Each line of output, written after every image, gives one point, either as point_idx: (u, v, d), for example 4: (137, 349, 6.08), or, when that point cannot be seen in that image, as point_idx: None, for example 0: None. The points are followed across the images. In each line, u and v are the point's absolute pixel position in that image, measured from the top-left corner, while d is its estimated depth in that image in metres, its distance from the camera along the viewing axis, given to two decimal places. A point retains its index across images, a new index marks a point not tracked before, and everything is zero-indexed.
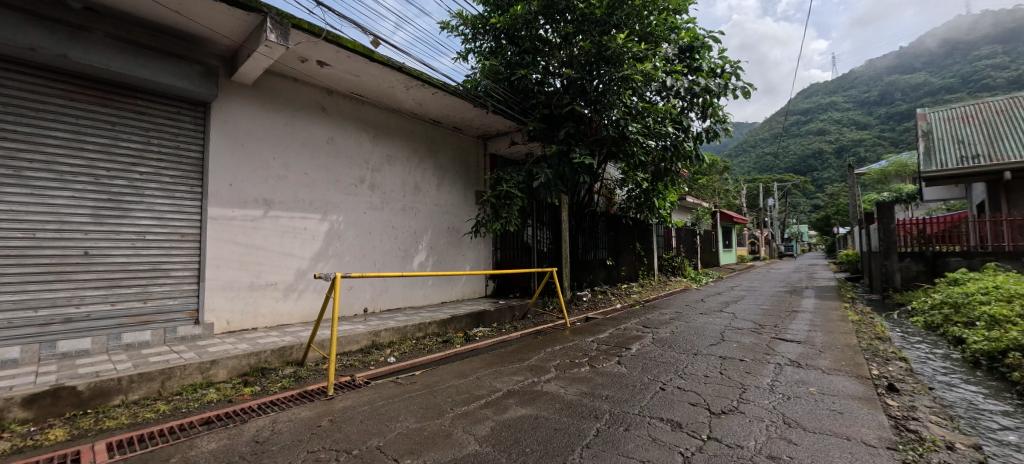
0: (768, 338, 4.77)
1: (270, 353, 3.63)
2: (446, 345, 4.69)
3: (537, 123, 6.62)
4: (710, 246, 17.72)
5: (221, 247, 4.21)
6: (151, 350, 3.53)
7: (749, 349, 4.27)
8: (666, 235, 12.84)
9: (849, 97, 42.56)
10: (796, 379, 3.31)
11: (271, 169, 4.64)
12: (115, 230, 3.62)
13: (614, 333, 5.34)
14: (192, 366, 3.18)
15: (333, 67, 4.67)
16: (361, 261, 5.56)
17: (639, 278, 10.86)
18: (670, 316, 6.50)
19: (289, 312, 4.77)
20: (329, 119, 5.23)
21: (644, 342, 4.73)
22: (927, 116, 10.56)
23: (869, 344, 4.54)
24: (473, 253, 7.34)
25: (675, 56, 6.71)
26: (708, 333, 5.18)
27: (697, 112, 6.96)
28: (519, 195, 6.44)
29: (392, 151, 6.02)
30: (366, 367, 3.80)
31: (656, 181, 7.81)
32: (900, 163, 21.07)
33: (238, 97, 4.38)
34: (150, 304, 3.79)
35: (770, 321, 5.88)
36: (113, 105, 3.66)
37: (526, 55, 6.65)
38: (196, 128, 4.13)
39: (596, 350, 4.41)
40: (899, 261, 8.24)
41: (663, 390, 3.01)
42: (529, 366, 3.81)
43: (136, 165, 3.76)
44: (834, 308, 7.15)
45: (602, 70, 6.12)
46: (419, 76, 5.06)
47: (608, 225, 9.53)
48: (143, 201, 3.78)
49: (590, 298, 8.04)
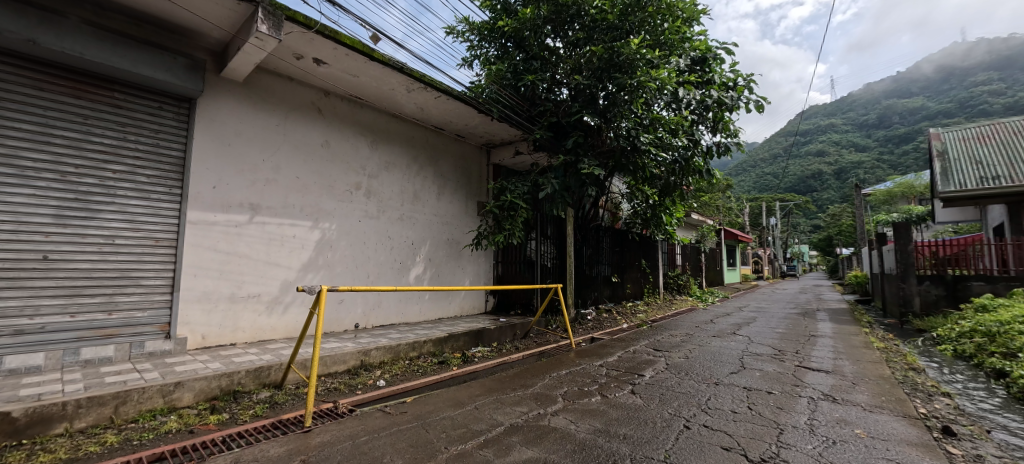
0: (793, 366, 4.40)
1: (245, 374, 3.25)
2: (442, 367, 4.30)
3: (544, 131, 6.34)
4: (714, 265, 17.37)
5: (200, 254, 3.87)
6: (112, 368, 3.15)
7: (774, 379, 3.89)
8: (671, 252, 12.49)
9: (850, 119, 42.79)
10: (837, 419, 2.93)
11: (259, 171, 4.32)
12: (81, 234, 3.28)
13: (624, 356, 4.95)
14: (152, 389, 2.80)
15: (330, 66, 4.41)
16: (354, 273, 5.20)
17: (644, 296, 10.46)
18: (681, 338, 6.11)
19: (272, 327, 4.39)
20: (325, 121, 4.95)
21: (658, 368, 4.35)
22: (941, 137, 10.35)
23: (904, 376, 4.16)
24: (472, 266, 6.98)
25: (687, 67, 6.48)
26: (725, 358, 4.80)
27: (708, 125, 6.75)
28: (523, 206, 6.13)
29: (391, 157, 5.73)
30: (352, 391, 3.41)
31: (665, 196, 7.53)
32: (906, 184, 20.90)
33: (226, 93, 4.09)
34: (115, 317, 3.43)
35: (789, 347, 5.49)
36: (87, 97, 3.36)
37: (534, 61, 6.44)
38: (179, 125, 3.83)
39: (606, 377, 4.03)
40: (917, 284, 7.81)
41: (689, 430, 2.63)
42: (534, 394, 3.42)
43: (109, 162, 3.44)
44: (854, 333, 6.77)
45: (613, 77, 5.86)
46: (422, 78, 4.79)
47: (613, 240, 9.21)
48: (115, 202, 3.45)
49: (595, 317, 7.64)
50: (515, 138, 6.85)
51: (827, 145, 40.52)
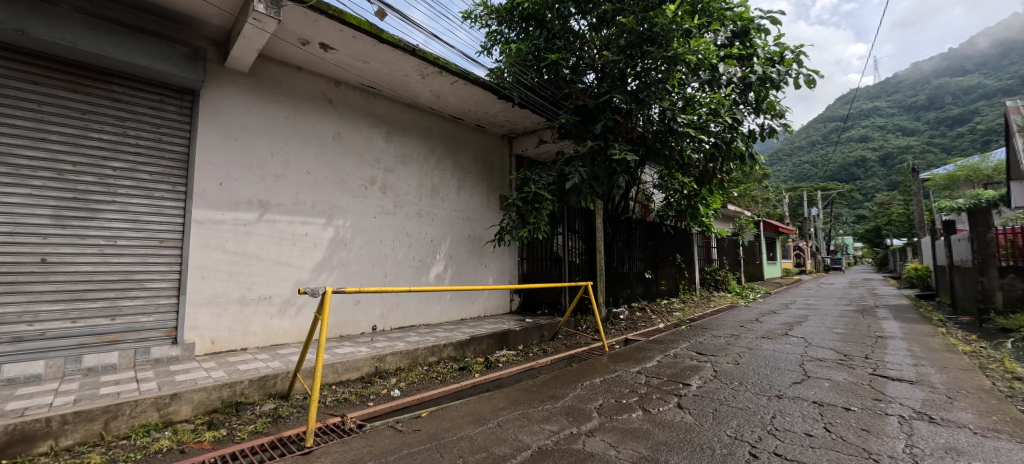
0: (867, 375, 3.78)
1: (248, 384, 2.98)
2: (463, 373, 3.94)
3: (570, 116, 5.86)
4: (753, 259, 16.31)
5: (207, 255, 3.67)
6: (112, 377, 2.96)
7: (849, 392, 3.30)
8: (708, 246, 11.69)
9: (898, 100, 39.79)
10: (945, 447, 2.36)
11: (267, 166, 4.10)
12: (81, 235, 3.12)
13: (664, 361, 4.47)
14: (146, 401, 2.55)
15: (338, 52, 4.12)
16: (371, 273, 4.94)
17: (679, 293, 9.82)
18: (726, 340, 5.52)
19: (284, 331, 4.16)
20: (337, 112, 4.69)
21: (704, 376, 3.83)
22: (1020, 110, 9.13)
23: (1012, 388, 3.47)
24: (496, 263, 6.62)
25: (728, 41, 5.90)
26: (782, 364, 4.23)
27: (750, 105, 6.16)
28: (549, 198, 5.70)
29: (408, 149, 5.42)
30: (363, 403, 3.09)
31: (702, 184, 6.99)
32: (970, 168, 19.09)
33: (231, 84, 3.87)
34: (118, 322, 3.25)
35: (856, 350, 4.82)
36: (84, 91, 3.19)
37: (558, 41, 5.98)
38: (182, 118, 3.64)
39: (647, 387, 3.56)
40: (999, 277, 6.81)
41: (759, 461, 2.15)
42: (565, 408, 3.00)
43: (109, 159, 3.27)
44: (928, 334, 5.95)
45: (645, 52, 5.31)
46: (436, 61, 4.45)
47: (646, 233, 8.65)
48: (116, 201, 3.27)
49: (629, 316, 7.13)
50: (539, 126, 6.43)
51: (871, 130, 38.01)
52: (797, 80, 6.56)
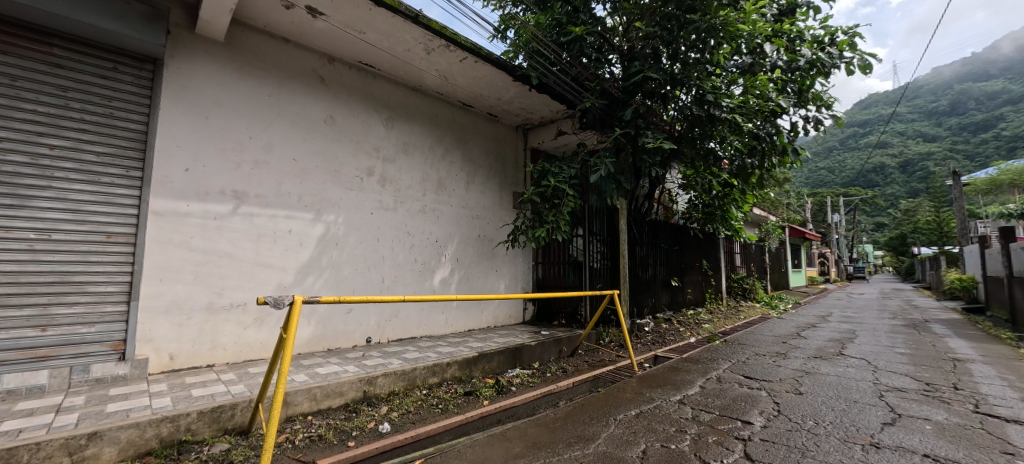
0: (975, 415, 3.01)
1: (197, 417, 2.36)
2: (469, 400, 3.28)
3: (595, 99, 5.23)
4: (778, 266, 15.40)
5: (166, 254, 3.08)
6: (30, 404, 2.36)
7: (969, 442, 2.55)
8: (734, 252, 10.87)
9: (923, 104, 38.36)
10: None
11: (245, 151, 3.51)
12: (4, 227, 2.55)
13: (710, 387, 3.74)
14: (53, 444, 1.93)
15: (329, 18, 3.53)
16: (366, 277, 4.32)
17: (705, 302, 9.04)
18: (775, 361, 4.75)
19: (262, 344, 3.55)
20: (330, 92, 4.10)
21: (766, 411, 3.10)
22: None
23: None
24: (508, 268, 5.98)
25: (773, 18, 5.22)
26: (857, 394, 3.47)
27: (795, 93, 5.46)
28: (570, 193, 5.04)
29: (410, 138, 4.81)
30: (342, 443, 2.45)
31: (737, 182, 6.27)
32: (1014, 172, 17.95)
33: (203, 54, 3.30)
34: (50, 333, 2.67)
35: (937, 377, 4.03)
36: (16, 53, 2.65)
37: (581, 14, 5.35)
38: (140, 90, 3.08)
39: (699, 425, 2.85)
40: None
41: None
42: (600, 457, 2.32)
43: (45, 135, 2.71)
44: (1011, 357, 5.10)
45: (683, 26, 4.64)
46: (442, 31, 3.83)
47: (671, 237, 7.91)
48: (52, 186, 2.71)
49: (655, 328, 6.40)
50: (558, 115, 5.79)
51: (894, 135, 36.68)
52: (849, 67, 5.82)
